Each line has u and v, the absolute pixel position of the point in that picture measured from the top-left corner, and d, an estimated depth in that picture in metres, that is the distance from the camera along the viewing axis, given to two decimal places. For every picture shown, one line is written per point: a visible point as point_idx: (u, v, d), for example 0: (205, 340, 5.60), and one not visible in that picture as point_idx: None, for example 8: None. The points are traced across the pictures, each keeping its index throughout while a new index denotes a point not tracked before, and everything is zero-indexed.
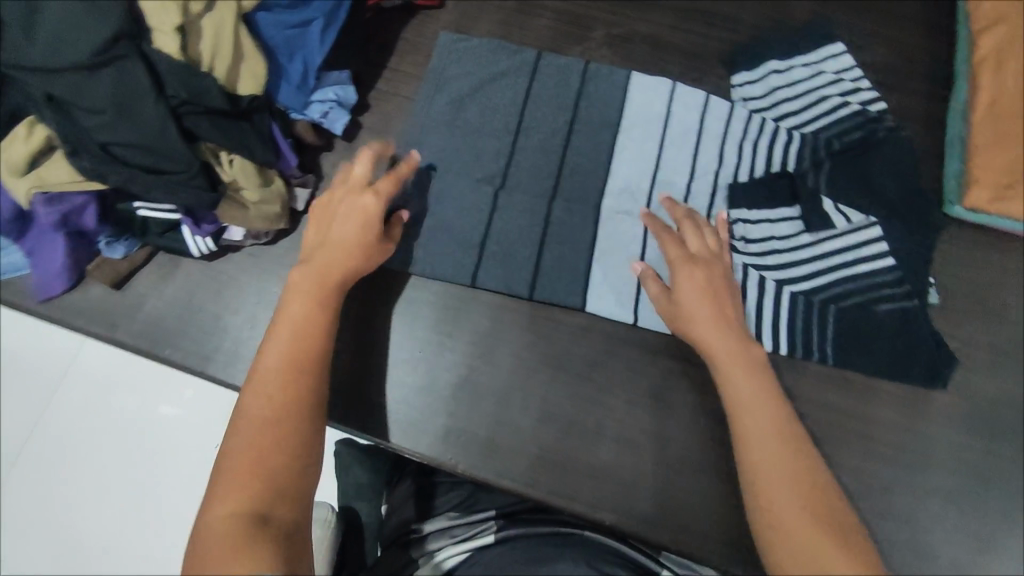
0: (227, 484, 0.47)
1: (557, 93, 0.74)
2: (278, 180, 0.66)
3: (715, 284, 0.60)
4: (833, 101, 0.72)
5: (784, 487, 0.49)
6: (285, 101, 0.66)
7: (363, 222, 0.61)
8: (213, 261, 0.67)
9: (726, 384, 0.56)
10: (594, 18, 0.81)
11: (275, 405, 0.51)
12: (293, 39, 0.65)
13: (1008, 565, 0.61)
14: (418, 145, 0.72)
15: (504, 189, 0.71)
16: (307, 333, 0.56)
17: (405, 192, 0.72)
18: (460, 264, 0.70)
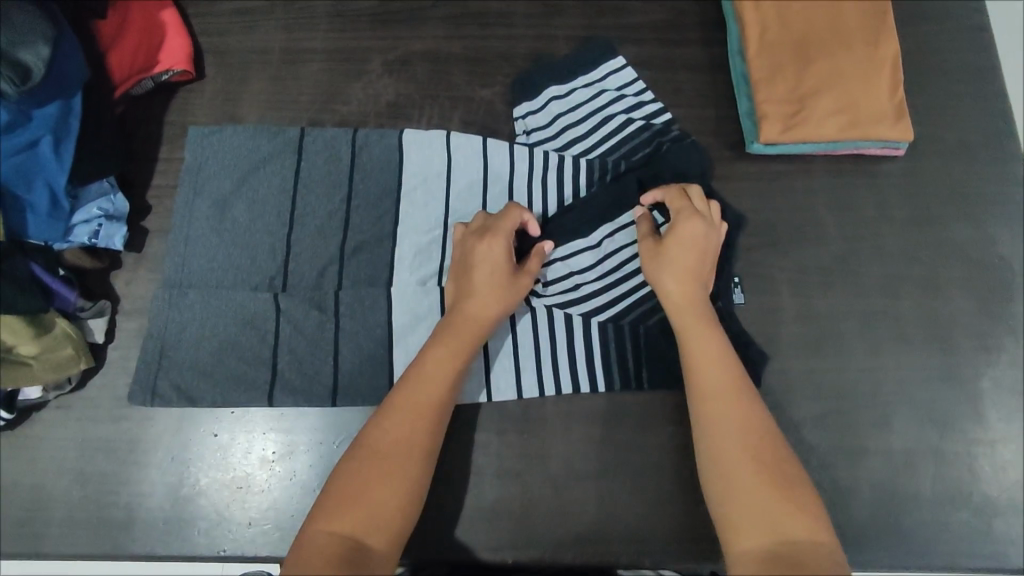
0: (342, 509, 0.50)
1: (328, 170, 0.70)
2: (61, 319, 0.62)
3: (702, 241, 0.62)
4: (618, 119, 0.73)
5: (732, 441, 0.53)
6: (39, 235, 0.61)
7: (498, 263, 0.60)
8: (16, 428, 0.63)
9: (688, 343, 0.59)
10: (366, 49, 0.77)
11: (412, 441, 0.54)
12: (22, 166, 0.60)
13: (880, 464, 0.65)
14: (184, 269, 0.66)
15: (285, 290, 0.66)
16: (439, 379, 0.57)
17: (178, 331, 0.64)
18: (252, 388, 0.63)
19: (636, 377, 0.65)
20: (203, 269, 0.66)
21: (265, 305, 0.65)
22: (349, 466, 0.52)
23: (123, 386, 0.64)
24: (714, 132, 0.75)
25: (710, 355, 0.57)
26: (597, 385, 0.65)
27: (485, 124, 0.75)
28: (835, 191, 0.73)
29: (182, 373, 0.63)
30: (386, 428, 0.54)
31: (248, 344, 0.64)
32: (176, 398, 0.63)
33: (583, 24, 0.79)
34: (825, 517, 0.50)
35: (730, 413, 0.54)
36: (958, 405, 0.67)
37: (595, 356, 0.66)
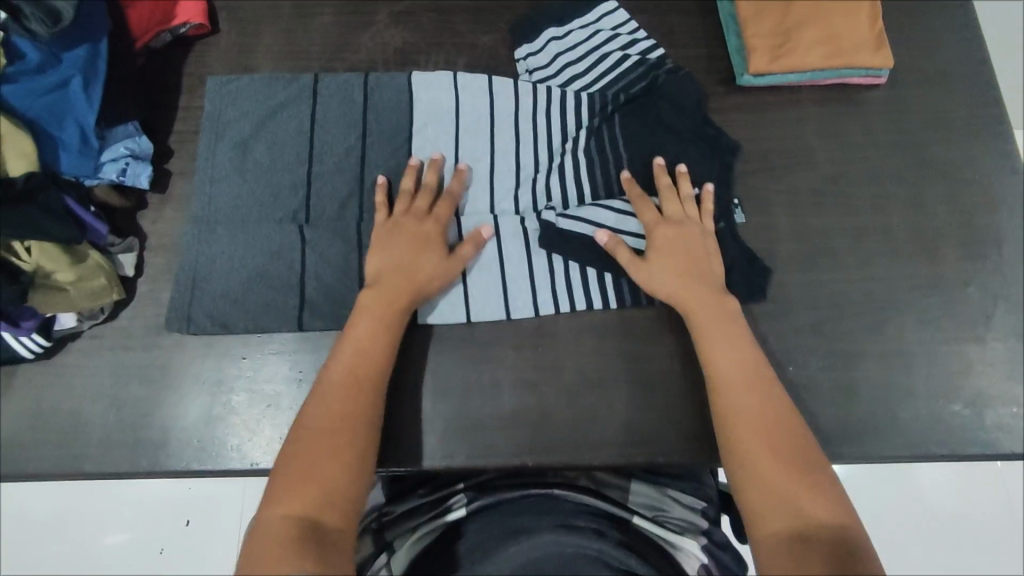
0: (294, 490, 0.53)
1: (342, 111, 0.73)
2: (93, 250, 0.65)
3: (694, 250, 0.66)
4: (614, 57, 0.77)
5: (765, 452, 0.56)
6: (71, 170, 0.64)
7: (421, 241, 0.66)
8: (51, 358, 0.65)
9: (710, 361, 0.61)
10: (372, 2, 0.81)
11: (346, 413, 0.58)
12: (55, 105, 0.64)
13: (876, 366, 0.68)
14: (210, 205, 0.69)
15: (308, 222, 0.69)
16: (370, 357, 0.61)
17: (209, 262, 0.68)
18: (283, 312, 0.66)
19: (646, 294, 0.69)
20: (229, 206, 0.69)
21: (289, 234, 0.68)
22: (301, 446, 0.56)
23: (154, 316, 0.67)
24: (706, 68, 0.79)
25: (734, 370, 0.60)
26: (608, 299, 0.69)
27: (489, 68, 0.79)
28: (822, 118, 0.77)
29: (214, 302, 0.66)
30: (320, 412, 0.58)
31: (275, 273, 0.67)
32: (210, 325, 0.66)
33: None
34: (839, 487, 0.54)
35: (759, 407, 0.58)
36: (946, 309, 0.70)
37: (605, 274, 0.69)
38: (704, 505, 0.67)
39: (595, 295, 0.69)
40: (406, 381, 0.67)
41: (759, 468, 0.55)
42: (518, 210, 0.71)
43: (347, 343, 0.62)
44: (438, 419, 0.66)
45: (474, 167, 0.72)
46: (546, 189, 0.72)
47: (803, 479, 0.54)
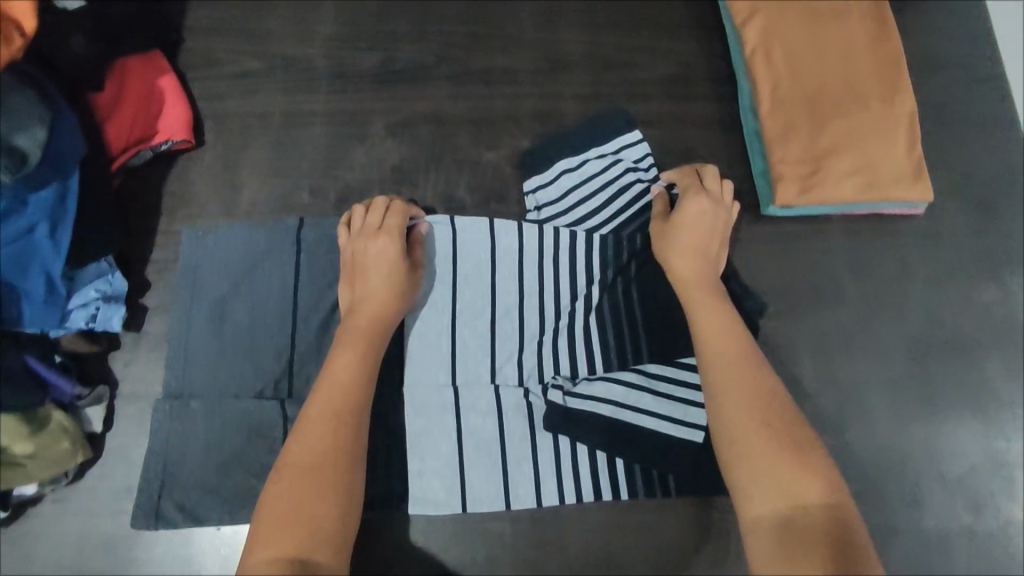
0: (270, 530, 0.48)
1: (330, 265, 0.66)
2: (57, 410, 0.59)
3: (711, 239, 0.63)
4: (634, 191, 0.70)
5: (747, 417, 0.51)
6: (35, 324, 0.59)
7: (391, 261, 0.61)
8: (9, 525, 0.60)
9: (700, 334, 0.57)
10: (370, 112, 0.75)
11: (321, 447, 0.52)
12: (18, 254, 0.58)
13: (909, 543, 0.62)
14: (183, 374, 0.63)
15: (292, 399, 0.63)
16: (347, 387, 0.55)
17: (179, 447, 0.61)
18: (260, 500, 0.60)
19: (659, 482, 0.63)
20: (204, 377, 0.63)
21: (270, 414, 0.62)
22: (283, 475, 0.51)
23: (122, 475, 0.62)
24: None
25: (715, 325, 0.57)
26: (618, 489, 0.63)
27: (493, 188, 0.73)
28: (853, 252, 0.71)
29: (186, 491, 0.60)
30: (299, 450, 0.52)
31: (253, 456, 0.61)
32: (181, 518, 0.59)
33: (590, 79, 0.78)
34: (834, 467, 0.49)
35: (739, 370, 0.53)
36: (988, 479, 0.64)
37: (615, 460, 0.63)
38: None
39: (601, 480, 0.63)
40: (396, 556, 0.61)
41: (754, 452, 0.49)
42: (522, 378, 0.65)
43: (332, 364, 0.57)
44: None
45: (474, 329, 0.65)
46: (552, 356, 0.66)
47: (800, 460, 0.48)
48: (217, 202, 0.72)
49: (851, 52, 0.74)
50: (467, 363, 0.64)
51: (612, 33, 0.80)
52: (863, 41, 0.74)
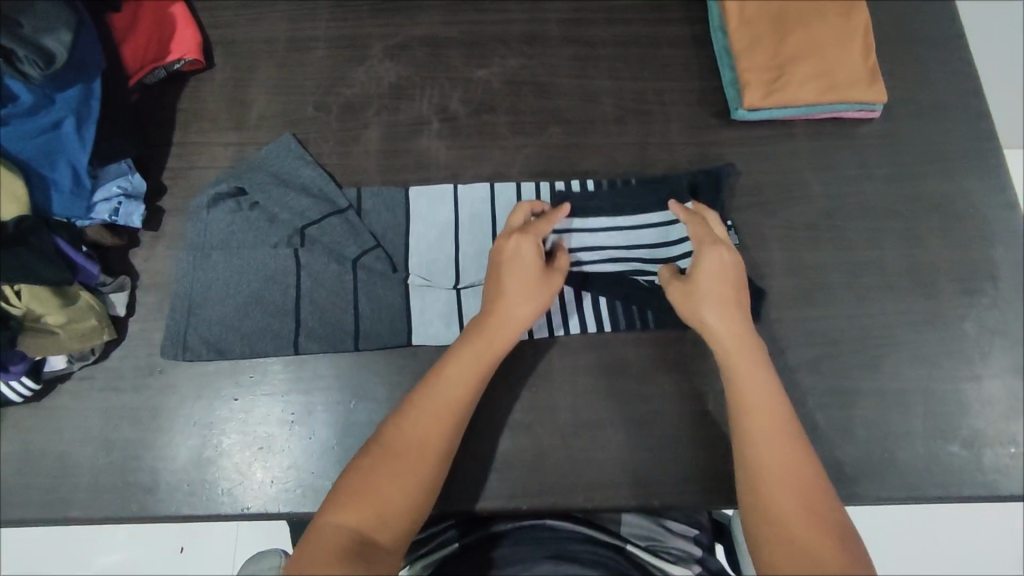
0: (355, 501, 0.52)
1: (337, 141, 0.76)
2: (84, 291, 0.64)
3: (731, 289, 0.62)
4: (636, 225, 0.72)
5: (780, 477, 0.54)
6: (62, 212, 0.64)
7: (529, 264, 0.61)
8: (41, 400, 0.65)
9: (736, 380, 0.59)
10: (368, 36, 0.81)
11: (429, 436, 0.56)
12: (47, 146, 0.63)
13: (871, 404, 0.68)
14: (204, 232, 0.70)
15: (303, 246, 0.70)
16: (462, 385, 0.58)
17: (203, 293, 0.68)
18: (279, 332, 0.67)
19: (639, 317, 0.69)
20: (223, 234, 0.70)
21: (286, 264, 0.69)
22: (371, 461, 0.54)
23: (145, 356, 0.67)
24: (700, 103, 0.80)
25: (755, 383, 0.58)
26: (603, 321, 0.69)
27: (484, 102, 0.79)
28: (817, 153, 0.77)
29: (208, 327, 0.67)
30: (398, 442, 0.55)
31: (270, 298, 0.68)
32: (206, 351, 0.66)
33: (572, 7, 0.84)
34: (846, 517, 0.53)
35: (791, 451, 0.55)
36: (943, 347, 0.70)
37: (599, 298, 0.69)
38: (696, 533, 0.67)
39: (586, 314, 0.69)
40: None
41: (779, 517, 0.53)
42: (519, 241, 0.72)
43: (453, 361, 0.59)
44: None
45: (475, 202, 0.73)
46: None
47: (819, 521, 0.52)
48: (227, 117, 0.77)
49: None
50: (470, 228, 0.72)
51: None
52: None
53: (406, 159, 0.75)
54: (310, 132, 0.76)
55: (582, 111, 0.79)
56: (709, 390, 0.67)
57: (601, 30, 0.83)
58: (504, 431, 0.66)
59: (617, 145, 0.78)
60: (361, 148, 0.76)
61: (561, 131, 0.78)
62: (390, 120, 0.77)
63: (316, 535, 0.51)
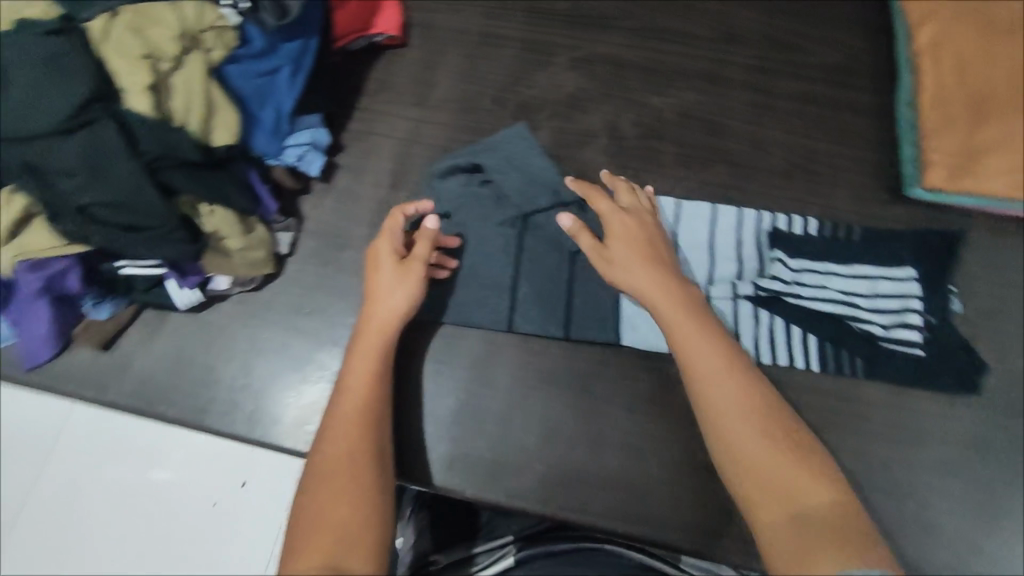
0: (313, 523, 0.52)
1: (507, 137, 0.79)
2: (260, 225, 0.69)
3: (652, 250, 0.64)
4: (883, 273, 0.71)
5: (770, 464, 0.50)
6: (260, 148, 0.69)
7: (381, 258, 0.66)
8: (201, 313, 0.71)
9: (686, 363, 0.56)
10: (554, 44, 0.84)
11: (354, 454, 0.56)
12: (262, 87, 0.68)
13: (1009, 525, 0.63)
14: (432, 198, 0.75)
15: (527, 229, 0.73)
16: (361, 401, 0.60)
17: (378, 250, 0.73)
18: (486, 304, 0.70)
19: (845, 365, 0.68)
20: (454, 203, 0.74)
21: (480, 242, 0.73)
22: (320, 474, 0.55)
23: (297, 295, 0.71)
24: (873, 172, 0.78)
25: (706, 368, 0.55)
26: (810, 360, 0.69)
27: (653, 128, 0.80)
28: (992, 248, 0.73)
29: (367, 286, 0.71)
30: (334, 445, 0.57)
31: (485, 270, 0.71)
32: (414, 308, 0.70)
33: (757, 54, 0.84)
34: (864, 526, 0.46)
35: (744, 401, 0.53)
36: None
37: (808, 337, 0.69)
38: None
39: (752, 352, 0.69)
40: (515, 416, 0.67)
41: (779, 503, 0.48)
42: (735, 272, 0.73)
43: (343, 385, 0.61)
44: (540, 461, 0.65)
45: (693, 224, 0.75)
46: (758, 257, 0.74)
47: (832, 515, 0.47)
48: (410, 93, 0.81)
49: None
50: (688, 250, 0.74)
51: (786, 14, 0.86)
52: None
53: (568, 167, 0.78)
54: (484, 123, 0.80)
55: (748, 156, 0.79)
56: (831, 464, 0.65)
57: (783, 81, 0.82)
58: (614, 450, 0.66)
59: (777, 197, 0.77)
60: None
61: (724, 172, 0.78)
62: (561, 126, 0.79)
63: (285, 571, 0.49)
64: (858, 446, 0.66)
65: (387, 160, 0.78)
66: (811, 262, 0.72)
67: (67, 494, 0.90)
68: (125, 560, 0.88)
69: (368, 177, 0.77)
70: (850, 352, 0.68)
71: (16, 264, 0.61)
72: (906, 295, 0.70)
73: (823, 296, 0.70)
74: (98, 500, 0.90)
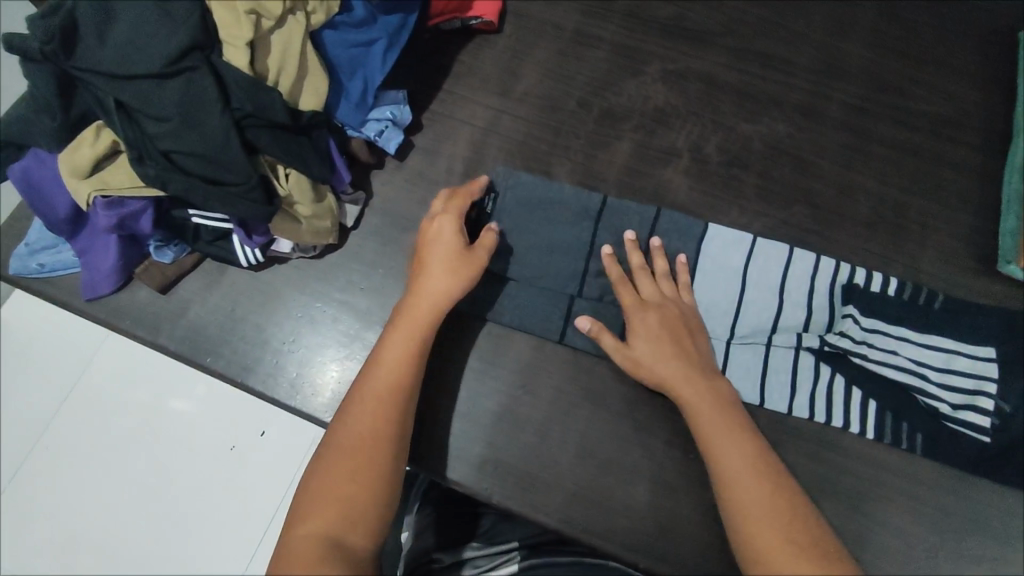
0: (321, 501, 0.52)
1: (587, 142, 0.77)
2: (330, 195, 0.69)
3: (671, 323, 0.63)
4: (959, 350, 0.66)
5: (762, 518, 0.52)
6: (342, 118, 0.68)
7: (446, 237, 0.64)
8: (259, 272, 0.71)
9: (697, 424, 0.58)
10: (650, 53, 0.81)
11: (375, 432, 0.56)
12: (356, 58, 0.67)
13: None
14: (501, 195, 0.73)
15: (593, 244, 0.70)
16: (396, 379, 0.59)
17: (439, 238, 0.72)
18: (539, 312, 0.69)
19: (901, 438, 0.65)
20: (521, 205, 0.72)
21: (542, 245, 0.70)
22: (336, 447, 0.55)
23: (355, 270, 0.71)
24: (966, 240, 0.73)
25: (717, 431, 0.57)
26: (865, 427, 0.65)
27: (739, 156, 0.77)
28: None
29: None
30: (357, 422, 0.56)
31: (543, 277, 0.70)
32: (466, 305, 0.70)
33: (859, 94, 0.80)
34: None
35: (763, 496, 0.53)
36: None
37: (868, 402, 0.66)
38: None
39: (805, 408, 0.66)
40: (552, 430, 0.66)
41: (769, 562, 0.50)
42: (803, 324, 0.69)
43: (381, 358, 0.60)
44: (572, 478, 0.64)
45: (767, 264, 0.71)
46: (829, 311, 0.69)
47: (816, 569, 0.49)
48: (496, 82, 0.79)
49: None
50: (756, 291, 0.70)
51: (899, 56, 0.81)
52: None
53: (644, 182, 0.75)
54: (565, 123, 0.77)
55: (834, 202, 0.75)
56: (871, 538, 0.63)
57: (884, 127, 0.78)
58: (647, 482, 0.64)
59: (859, 249, 0.73)
60: (607, 156, 0.76)
61: (806, 214, 0.74)
62: (644, 140, 0.77)
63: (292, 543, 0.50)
64: (901, 525, 0.63)
65: (463, 148, 0.76)
66: (885, 326, 0.68)
67: (99, 415, 0.96)
68: (139, 486, 0.93)
69: (442, 161, 0.76)
70: (911, 427, 0.65)
71: (92, 199, 0.61)
72: (981, 376, 0.65)
73: (891, 363, 0.66)
74: (122, 419, 0.96)
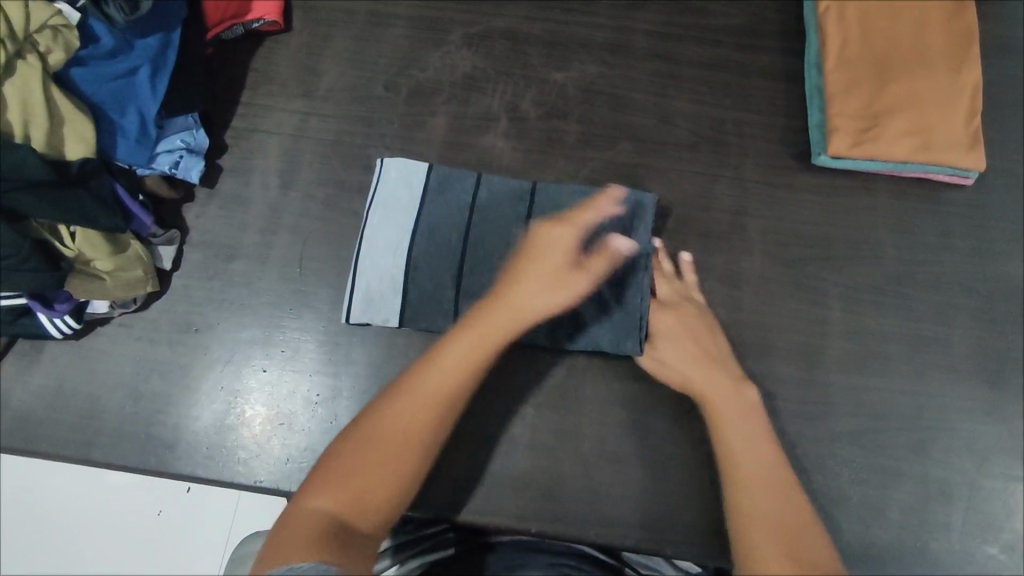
0: (335, 488, 0.48)
1: (403, 127, 0.74)
2: (135, 240, 0.64)
3: (694, 329, 0.64)
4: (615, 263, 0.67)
5: (761, 489, 0.53)
6: (125, 158, 0.63)
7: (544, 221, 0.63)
8: (81, 339, 0.66)
9: (714, 408, 0.59)
10: (449, 21, 0.78)
11: (415, 424, 0.52)
12: (120, 92, 0.62)
13: (911, 488, 0.65)
14: (315, 199, 0.71)
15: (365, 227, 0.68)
16: (456, 368, 0.55)
17: (268, 258, 0.69)
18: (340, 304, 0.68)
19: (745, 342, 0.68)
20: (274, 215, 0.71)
21: (316, 248, 0.70)
22: (365, 441, 0.51)
23: (184, 313, 0.67)
24: (781, 141, 0.76)
25: (736, 415, 0.58)
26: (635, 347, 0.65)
27: (557, 106, 0.76)
28: (895, 213, 0.73)
29: (257, 300, 0.68)
30: (399, 411, 0.52)
31: None
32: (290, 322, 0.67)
33: (661, 19, 0.80)
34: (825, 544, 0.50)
35: (783, 502, 0.52)
36: (996, 441, 0.66)
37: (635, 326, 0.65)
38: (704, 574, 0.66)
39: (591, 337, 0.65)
40: None
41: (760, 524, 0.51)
42: None
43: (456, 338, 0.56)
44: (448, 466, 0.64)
45: (511, 203, 0.69)
46: None
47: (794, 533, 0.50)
48: (296, 84, 0.76)
49: (924, 17, 0.74)
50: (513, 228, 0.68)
51: None
52: (941, 6, 0.74)
53: (467, 154, 0.74)
54: (376, 112, 0.75)
55: (656, 132, 0.76)
56: None
57: (689, 47, 0.79)
58: (524, 449, 0.64)
59: (686, 172, 0.74)
60: (425, 136, 0.74)
61: (631, 149, 0.75)
62: (459, 111, 0.75)
63: (292, 517, 0.46)
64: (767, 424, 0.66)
65: (275, 160, 0.73)
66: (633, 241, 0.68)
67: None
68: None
69: (254, 178, 0.72)
70: (753, 331, 0.69)
71: None
72: None
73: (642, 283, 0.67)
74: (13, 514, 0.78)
